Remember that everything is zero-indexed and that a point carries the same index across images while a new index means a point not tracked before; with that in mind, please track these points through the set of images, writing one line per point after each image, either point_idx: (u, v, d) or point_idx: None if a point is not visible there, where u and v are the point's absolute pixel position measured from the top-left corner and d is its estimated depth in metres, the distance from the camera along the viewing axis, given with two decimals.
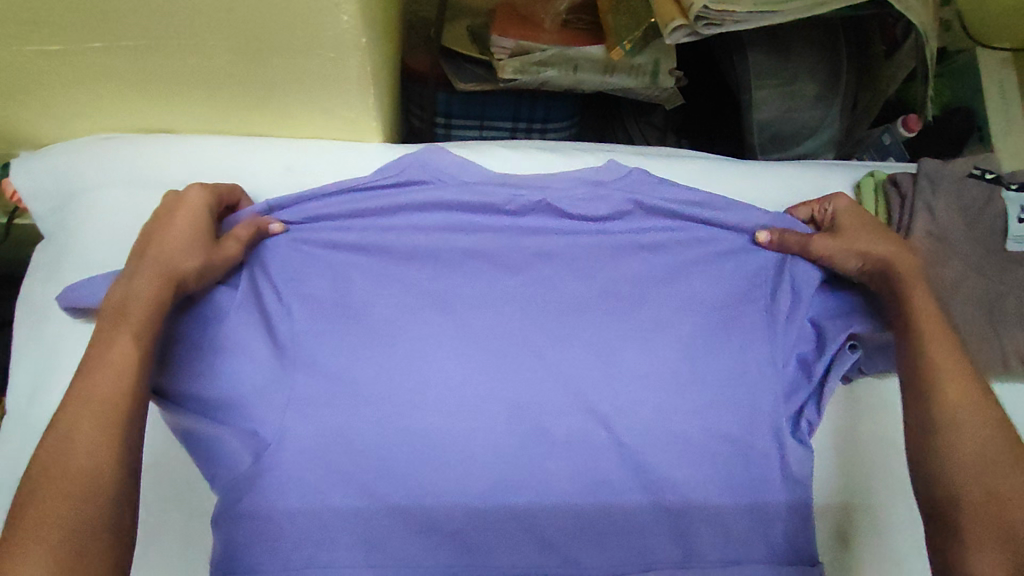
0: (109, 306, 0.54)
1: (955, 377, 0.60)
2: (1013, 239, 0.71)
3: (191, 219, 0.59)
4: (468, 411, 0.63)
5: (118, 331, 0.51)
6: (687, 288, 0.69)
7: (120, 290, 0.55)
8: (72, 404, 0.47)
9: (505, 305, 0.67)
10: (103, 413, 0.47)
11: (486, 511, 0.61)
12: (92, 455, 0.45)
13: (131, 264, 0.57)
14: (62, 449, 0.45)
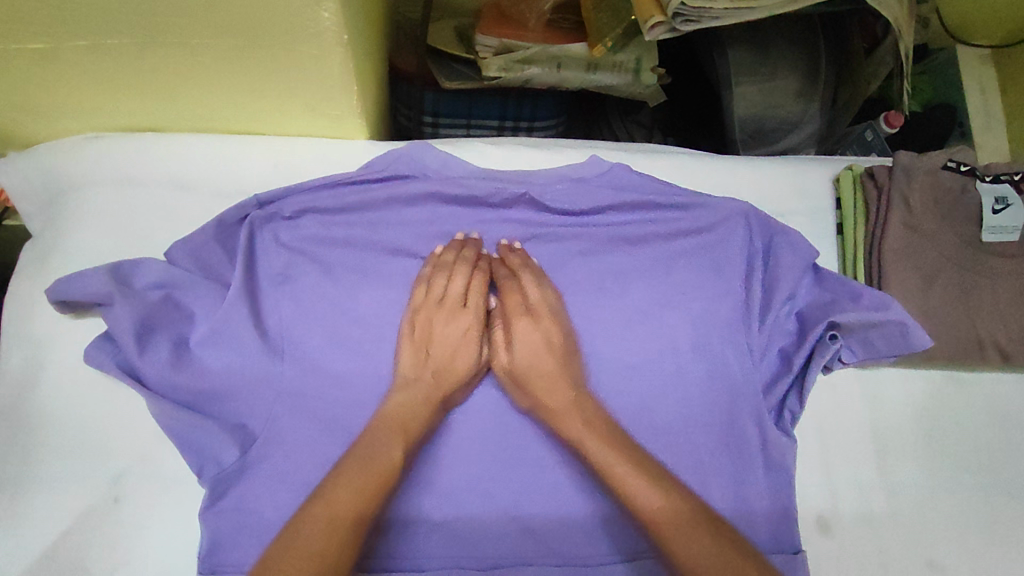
0: (388, 419, 0.59)
1: (628, 467, 0.58)
2: (988, 230, 0.73)
3: (454, 324, 0.64)
4: (456, 400, 0.65)
5: (398, 440, 0.58)
6: (670, 281, 0.70)
7: (397, 400, 0.61)
8: (331, 493, 0.53)
9: (492, 298, 0.68)
10: (363, 514, 0.53)
11: (471, 503, 0.62)
12: (339, 544, 0.51)
13: (410, 346, 0.63)
14: (324, 516, 0.52)
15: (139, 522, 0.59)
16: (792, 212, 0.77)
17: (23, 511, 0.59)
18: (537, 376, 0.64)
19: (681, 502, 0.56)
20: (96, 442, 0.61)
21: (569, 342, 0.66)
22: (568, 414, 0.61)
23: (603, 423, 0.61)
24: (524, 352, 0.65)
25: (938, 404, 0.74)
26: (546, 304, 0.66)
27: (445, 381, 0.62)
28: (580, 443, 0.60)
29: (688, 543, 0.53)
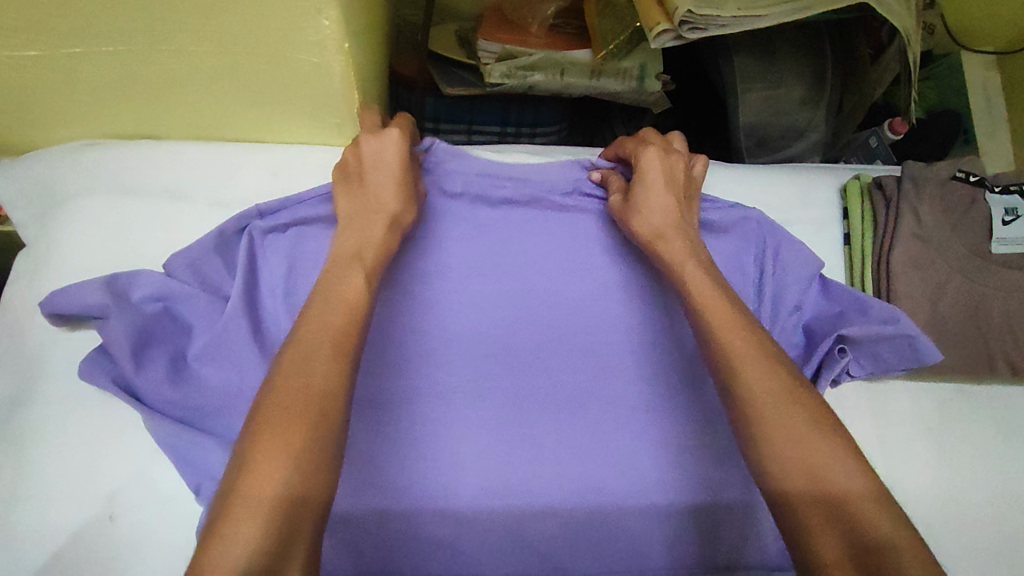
0: (340, 256, 0.56)
1: (750, 347, 0.53)
2: (997, 242, 0.72)
3: (380, 161, 0.61)
4: (457, 414, 0.61)
5: (350, 270, 0.54)
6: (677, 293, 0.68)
7: (344, 239, 0.57)
8: (304, 330, 0.49)
9: (493, 304, 0.66)
10: (342, 337, 0.49)
11: (473, 526, 0.58)
12: (322, 375, 0.46)
13: (343, 190, 0.61)
14: (301, 353, 0.47)
15: (136, 540, 0.58)
16: (800, 221, 0.76)
17: (16, 529, 0.57)
18: (659, 196, 0.65)
19: (804, 408, 0.49)
20: (92, 457, 0.59)
21: (688, 190, 0.68)
22: (677, 238, 0.62)
23: (705, 260, 0.61)
24: (647, 199, 0.65)
25: (945, 416, 0.74)
26: (678, 151, 0.69)
27: (388, 211, 0.60)
28: (677, 265, 0.61)
29: (781, 427, 0.49)
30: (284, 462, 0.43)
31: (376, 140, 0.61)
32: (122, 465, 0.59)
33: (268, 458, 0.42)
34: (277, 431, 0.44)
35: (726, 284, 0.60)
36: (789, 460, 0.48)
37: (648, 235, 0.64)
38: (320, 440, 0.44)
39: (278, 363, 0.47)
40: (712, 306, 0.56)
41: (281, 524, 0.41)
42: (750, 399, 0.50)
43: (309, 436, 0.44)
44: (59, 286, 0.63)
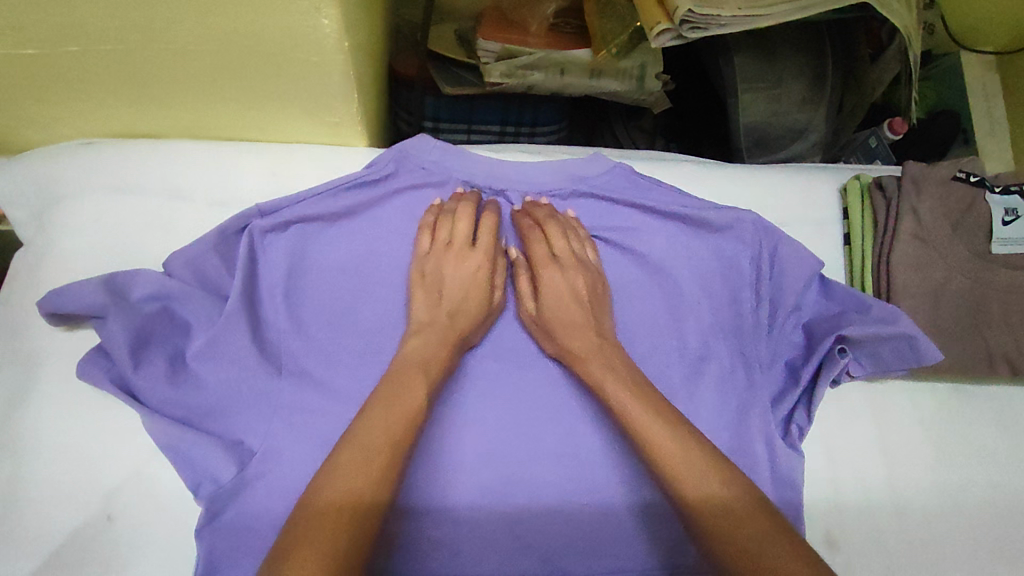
0: (409, 361, 0.59)
1: (658, 428, 0.56)
2: (998, 243, 0.71)
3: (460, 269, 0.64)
4: (457, 417, 0.62)
5: (415, 381, 0.57)
6: (672, 292, 0.69)
7: (415, 344, 0.60)
8: (355, 433, 0.52)
9: (490, 304, 0.66)
10: (392, 448, 0.51)
11: (473, 527, 0.59)
12: (366, 479, 0.49)
13: (422, 293, 0.64)
14: (361, 454, 0.50)
15: (135, 540, 0.58)
16: (799, 221, 0.76)
17: (13, 528, 0.57)
18: (563, 321, 0.64)
19: (742, 500, 0.51)
20: (89, 456, 0.59)
21: (596, 288, 0.67)
22: (592, 355, 0.62)
23: (626, 370, 0.61)
24: (552, 313, 0.65)
25: (944, 415, 0.74)
26: (569, 252, 0.67)
27: (459, 323, 0.62)
28: (602, 383, 0.60)
29: (699, 499, 0.52)
30: (364, 485, 0.48)
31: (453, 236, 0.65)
32: (121, 465, 0.59)
33: (312, 546, 0.44)
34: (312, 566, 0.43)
35: (648, 385, 0.60)
36: (726, 544, 0.49)
37: (568, 353, 0.63)
38: (360, 526, 0.47)
39: (312, 494, 0.48)
40: (636, 412, 0.57)
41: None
42: (692, 501, 0.52)
43: (365, 510, 0.47)
44: (57, 285, 0.63)
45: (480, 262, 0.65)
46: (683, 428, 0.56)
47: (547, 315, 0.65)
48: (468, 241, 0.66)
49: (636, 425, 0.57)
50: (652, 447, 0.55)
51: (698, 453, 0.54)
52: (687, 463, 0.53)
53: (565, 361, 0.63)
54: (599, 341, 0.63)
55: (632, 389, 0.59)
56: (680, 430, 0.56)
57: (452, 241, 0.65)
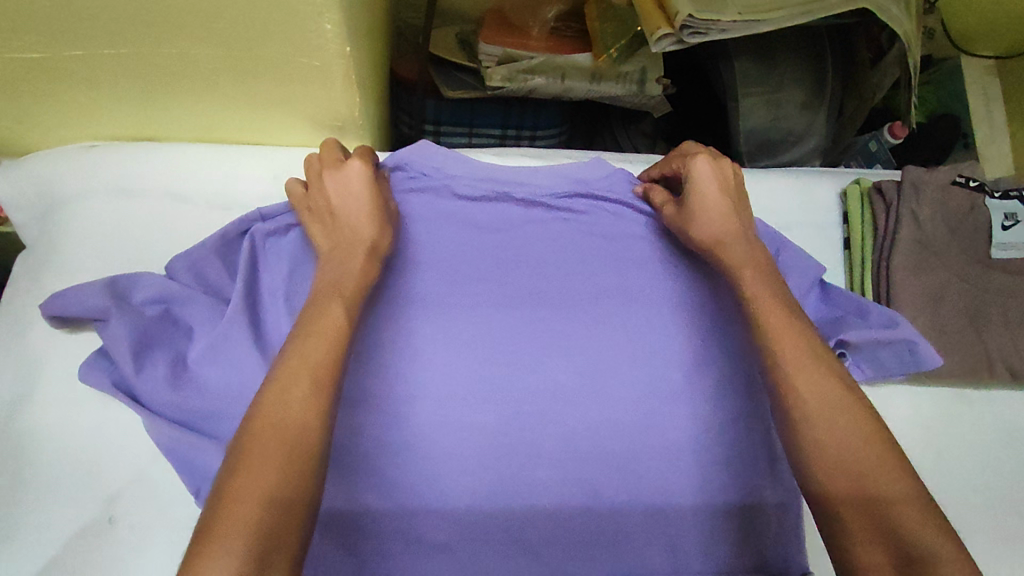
0: (322, 285, 0.56)
1: (792, 342, 0.55)
2: (997, 246, 0.72)
3: (353, 194, 0.61)
4: (458, 417, 0.62)
5: (329, 301, 0.54)
6: (677, 295, 0.69)
7: (327, 271, 0.58)
8: (282, 370, 0.49)
9: (492, 308, 0.66)
10: (320, 375, 0.49)
11: (470, 530, 0.60)
12: (301, 403, 0.48)
13: (315, 224, 0.62)
14: (300, 366, 0.49)
15: (136, 543, 0.58)
16: (800, 225, 0.76)
17: (15, 531, 0.57)
18: (704, 202, 0.65)
19: (862, 424, 0.50)
20: (92, 458, 0.59)
21: (738, 181, 0.68)
22: (737, 243, 0.63)
23: (767, 270, 0.62)
24: (696, 199, 0.65)
25: (944, 421, 0.74)
26: (712, 152, 0.69)
27: (364, 243, 0.60)
28: (738, 271, 0.62)
29: (819, 409, 0.51)
30: (278, 479, 0.44)
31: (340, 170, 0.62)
32: (124, 467, 0.60)
33: (257, 474, 0.44)
34: (254, 472, 0.44)
35: (783, 284, 0.61)
36: (833, 465, 0.49)
37: (716, 240, 0.64)
38: (301, 468, 0.45)
39: (260, 399, 0.48)
40: (756, 287, 0.60)
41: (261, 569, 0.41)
42: (805, 406, 0.51)
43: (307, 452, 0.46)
44: (60, 289, 0.63)
45: (358, 168, 0.62)
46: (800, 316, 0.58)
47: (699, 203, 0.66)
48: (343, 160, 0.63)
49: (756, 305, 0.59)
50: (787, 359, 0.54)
51: (836, 383, 0.52)
52: (795, 359, 0.54)
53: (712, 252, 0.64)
54: (744, 234, 0.65)
55: (776, 296, 0.60)
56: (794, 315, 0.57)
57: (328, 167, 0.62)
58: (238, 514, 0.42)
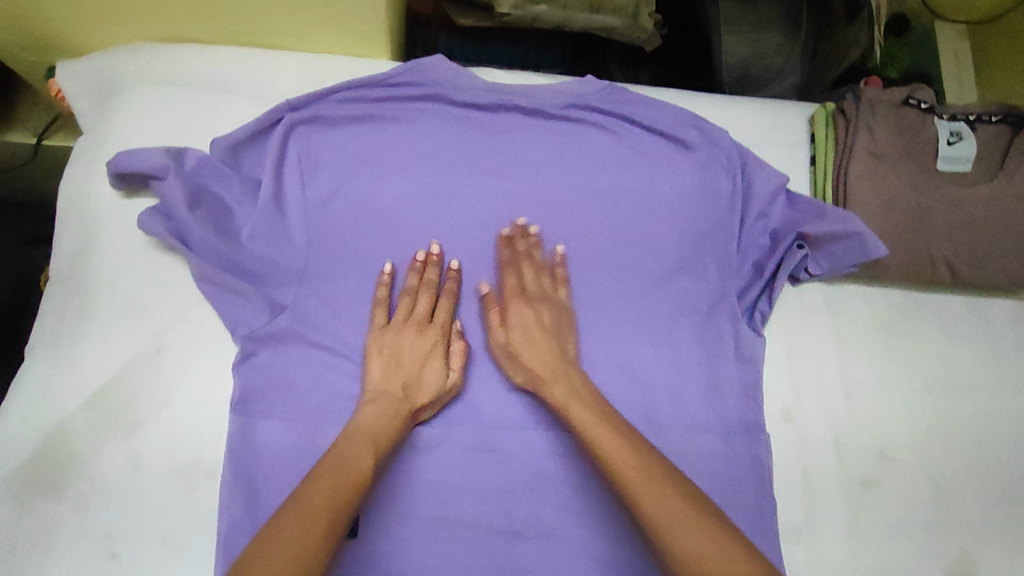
0: (358, 432, 0.62)
1: (640, 468, 0.57)
2: (942, 160, 0.80)
3: (425, 349, 0.68)
4: (465, 287, 0.74)
5: (401, 409, 0.65)
6: (650, 200, 0.80)
7: (371, 413, 0.64)
8: (319, 472, 0.57)
9: (497, 199, 0.77)
10: (339, 493, 0.55)
11: (471, 378, 0.72)
12: (342, 495, 0.56)
13: (380, 362, 0.67)
14: (341, 462, 0.58)
15: (182, 371, 0.68)
16: (769, 144, 0.86)
17: (83, 357, 0.67)
18: (528, 351, 0.69)
19: (666, 488, 0.56)
20: (146, 303, 0.69)
21: (559, 318, 0.72)
22: (555, 379, 0.67)
23: (585, 395, 0.65)
24: (519, 340, 0.70)
25: (895, 317, 0.84)
26: (540, 293, 0.73)
27: (415, 397, 0.67)
28: (563, 406, 0.65)
29: (675, 537, 0.52)
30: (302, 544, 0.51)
31: (420, 336, 0.69)
32: (172, 310, 0.69)
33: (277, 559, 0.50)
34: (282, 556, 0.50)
35: (607, 405, 0.65)
36: None
37: (534, 380, 0.68)
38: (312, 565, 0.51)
39: (290, 502, 0.55)
40: (575, 411, 0.64)
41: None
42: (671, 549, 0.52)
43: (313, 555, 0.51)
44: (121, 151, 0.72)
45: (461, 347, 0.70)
46: (636, 436, 0.61)
47: (513, 344, 0.70)
48: (427, 316, 0.70)
49: (572, 416, 0.64)
50: (614, 463, 0.58)
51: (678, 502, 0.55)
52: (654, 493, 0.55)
53: (535, 387, 0.68)
54: (561, 367, 0.68)
55: (590, 405, 0.64)
56: (631, 436, 0.61)
57: (412, 317, 0.69)
58: None
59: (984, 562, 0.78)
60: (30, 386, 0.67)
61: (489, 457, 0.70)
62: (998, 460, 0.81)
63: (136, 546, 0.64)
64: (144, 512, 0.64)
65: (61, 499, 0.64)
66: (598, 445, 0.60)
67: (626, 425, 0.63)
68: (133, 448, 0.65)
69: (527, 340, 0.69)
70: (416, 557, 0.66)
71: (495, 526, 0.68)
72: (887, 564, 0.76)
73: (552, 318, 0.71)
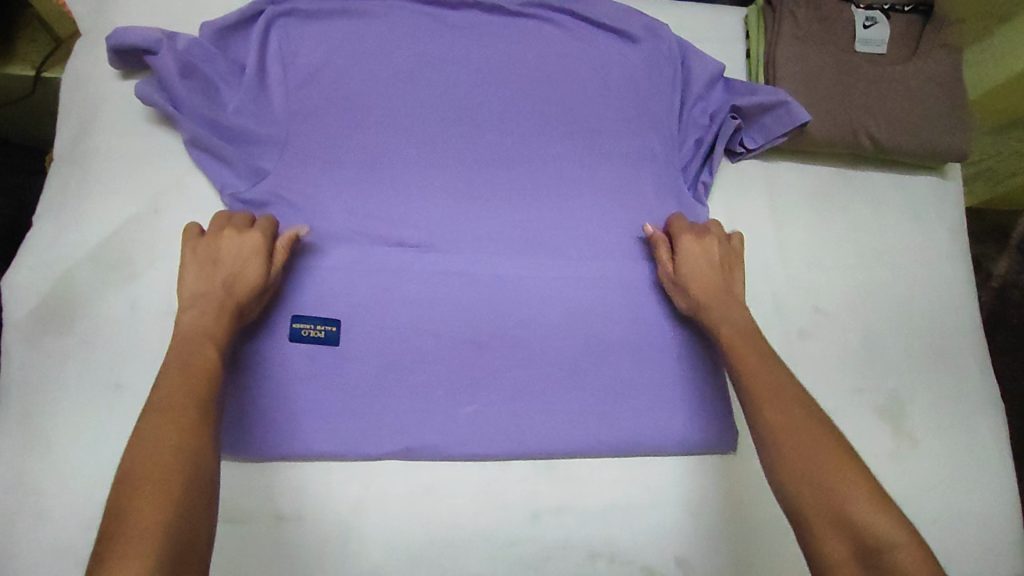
0: (191, 333, 0.63)
1: (775, 394, 0.63)
2: (860, 42, 0.90)
3: (241, 251, 0.69)
4: (432, 160, 0.81)
5: (224, 310, 0.66)
6: (601, 84, 0.88)
7: (189, 317, 0.65)
8: (162, 399, 0.57)
9: (459, 83, 0.84)
10: (182, 416, 0.55)
11: (439, 236, 0.79)
12: (185, 423, 0.55)
13: (194, 267, 0.68)
14: (179, 374, 0.59)
15: (175, 228, 0.76)
16: (709, 41, 0.95)
17: (84, 216, 0.74)
18: (696, 282, 0.75)
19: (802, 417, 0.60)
20: (142, 171, 0.77)
21: (727, 258, 0.77)
22: (717, 305, 0.73)
23: (747, 329, 0.70)
24: (689, 276, 0.76)
25: (827, 190, 0.92)
26: (710, 231, 0.78)
27: (238, 292, 0.67)
28: (719, 329, 0.72)
29: (805, 449, 0.57)
30: (170, 458, 0.52)
31: (240, 237, 0.70)
32: (166, 176, 0.77)
33: (140, 512, 0.49)
34: (139, 463, 0.52)
35: (758, 333, 0.71)
36: (823, 506, 0.54)
37: (694, 305, 0.75)
38: (163, 483, 0.51)
39: (136, 432, 0.54)
40: (739, 350, 0.68)
41: (174, 497, 0.50)
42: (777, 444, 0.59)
43: (184, 453, 0.53)
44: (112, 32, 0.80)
45: (260, 242, 0.70)
46: (781, 370, 0.65)
47: (682, 277, 0.76)
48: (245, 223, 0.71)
49: (740, 363, 0.67)
50: (759, 392, 0.63)
51: (814, 421, 0.60)
52: (799, 416, 0.60)
53: (695, 313, 0.75)
54: (723, 294, 0.74)
55: (753, 350, 0.68)
56: (773, 368, 0.65)
57: (224, 225, 0.70)
58: (129, 546, 0.46)
59: (910, 402, 0.86)
60: (34, 243, 0.74)
61: (455, 305, 0.77)
62: (925, 315, 0.89)
63: (135, 376, 0.70)
64: (142, 348, 0.71)
65: (68, 334, 0.71)
66: (751, 384, 0.65)
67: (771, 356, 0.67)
68: (133, 293, 0.73)
69: (693, 270, 0.76)
70: (390, 388, 0.74)
71: (459, 363, 0.76)
72: (822, 403, 0.83)
73: (728, 255, 0.77)
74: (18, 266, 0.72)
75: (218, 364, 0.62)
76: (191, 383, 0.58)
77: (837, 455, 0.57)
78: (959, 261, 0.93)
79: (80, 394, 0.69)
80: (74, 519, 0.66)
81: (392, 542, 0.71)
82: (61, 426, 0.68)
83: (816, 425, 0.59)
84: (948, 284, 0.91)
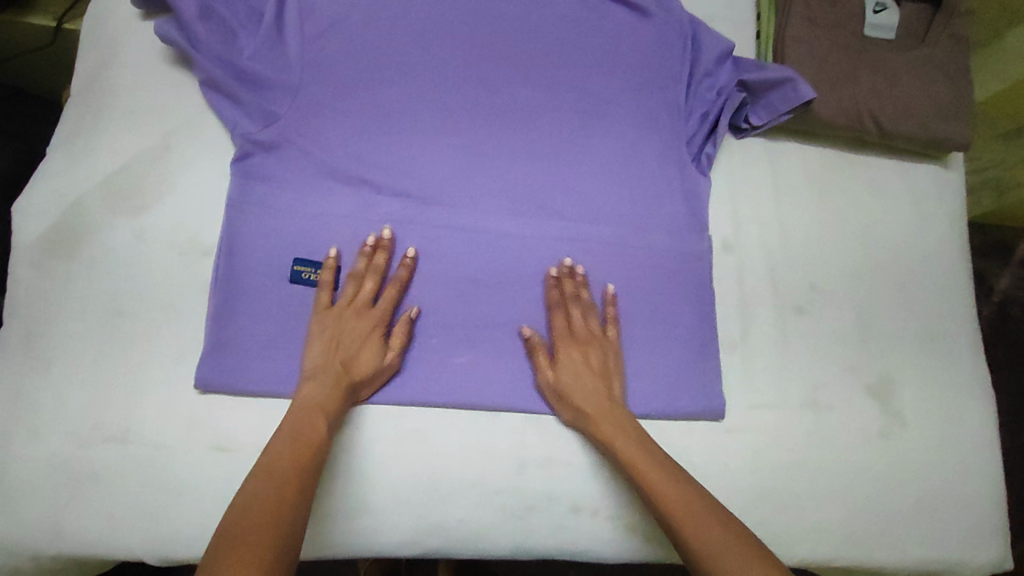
0: (303, 406, 0.67)
1: (693, 511, 0.65)
2: (869, 26, 0.92)
3: (357, 325, 0.72)
4: (439, 117, 0.83)
5: (335, 388, 0.69)
6: (611, 54, 0.89)
7: (308, 390, 0.69)
8: (267, 464, 0.61)
9: (472, 43, 0.86)
10: (282, 486, 0.59)
11: (444, 191, 0.80)
12: (289, 488, 0.59)
13: (319, 344, 0.71)
14: (293, 437, 0.64)
15: (184, 166, 0.77)
16: (722, 19, 0.97)
17: (96, 148, 0.76)
18: (574, 391, 0.74)
19: (717, 528, 0.63)
20: (155, 108, 0.78)
21: (610, 362, 0.77)
22: (608, 420, 0.73)
23: (635, 434, 0.72)
24: (569, 381, 0.74)
25: (830, 172, 0.93)
26: (587, 326, 0.77)
27: (354, 372, 0.70)
28: (614, 442, 0.71)
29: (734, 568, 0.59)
30: (283, 521, 0.56)
31: (357, 307, 0.73)
32: (179, 114, 0.79)
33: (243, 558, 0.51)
34: (247, 524, 0.54)
35: (648, 440, 0.72)
36: None
37: (584, 416, 0.73)
38: (279, 538, 0.54)
39: (241, 492, 0.58)
40: (645, 466, 0.69)
41: (282, 544, 0.54)
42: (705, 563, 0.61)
43: (288, 504, 0.58)
44: None
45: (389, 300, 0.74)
46: (692, 487, 0.67)
47: (561, 384, 0.74)
48: (370, 301, 0.74)
49: (647, 480, 0.68)
50: (675, 515, 0.65)
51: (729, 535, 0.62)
52: (715, 537, 0.62)
53: (585, 425, 0.74)
54: (608, 403, 0.74)
55: (660, 466, 0.69)
56: (688, 489, 0.67)
57: (354, 299, 0.73)
58: None
59: (900, 385, 0.86)
60: (45, 172, 0.75)
61: (456, 259, 0.79)
62: (920, 301, 0.90)
63: (136, 303, 0.72)
64: (145, 277, 0.73)
65: (73, 260, 0.72)
66: (662, 502, 0.66)
67: (666, 459, 0.71)
68: (139, 224, 0.74)
69: (572, 379, 0.74)
70: (388, 332, 0.75)
71: (455, 317, 0.77)
72: (812, 379, 0.84)
73: (598, 358, 0.76)
74: (29, 193, 0.74)
75: (326, 443, 0.65)
76: (297, 457, 0.62)
77: (751, 560, 0.59)
78: (957, 251, 0.94)
79: (81, 318, 0.71)
80: (70, 436, 0.68)
81: (380, 484, 0.72)
82: (62, 346, 0.70)
83: (730, 542, 0.61)
84: (944, 272, 0.92)
